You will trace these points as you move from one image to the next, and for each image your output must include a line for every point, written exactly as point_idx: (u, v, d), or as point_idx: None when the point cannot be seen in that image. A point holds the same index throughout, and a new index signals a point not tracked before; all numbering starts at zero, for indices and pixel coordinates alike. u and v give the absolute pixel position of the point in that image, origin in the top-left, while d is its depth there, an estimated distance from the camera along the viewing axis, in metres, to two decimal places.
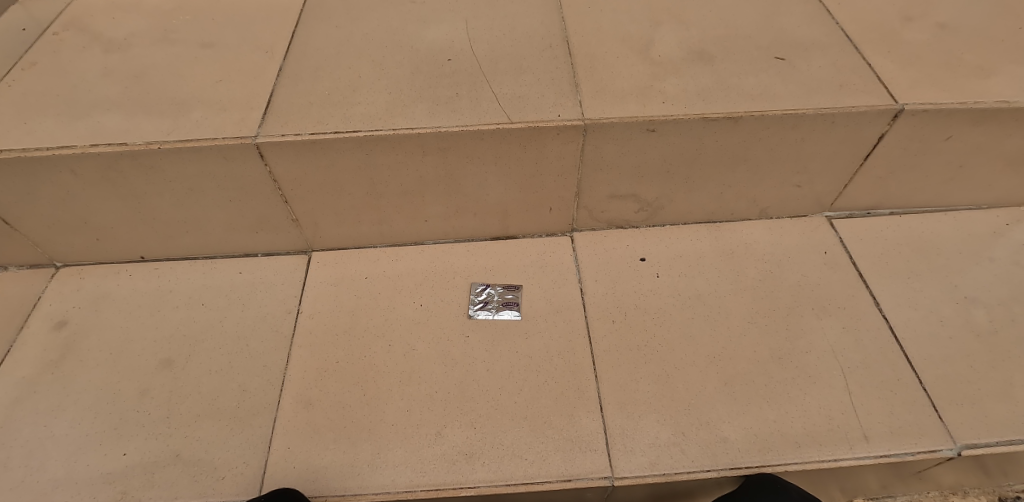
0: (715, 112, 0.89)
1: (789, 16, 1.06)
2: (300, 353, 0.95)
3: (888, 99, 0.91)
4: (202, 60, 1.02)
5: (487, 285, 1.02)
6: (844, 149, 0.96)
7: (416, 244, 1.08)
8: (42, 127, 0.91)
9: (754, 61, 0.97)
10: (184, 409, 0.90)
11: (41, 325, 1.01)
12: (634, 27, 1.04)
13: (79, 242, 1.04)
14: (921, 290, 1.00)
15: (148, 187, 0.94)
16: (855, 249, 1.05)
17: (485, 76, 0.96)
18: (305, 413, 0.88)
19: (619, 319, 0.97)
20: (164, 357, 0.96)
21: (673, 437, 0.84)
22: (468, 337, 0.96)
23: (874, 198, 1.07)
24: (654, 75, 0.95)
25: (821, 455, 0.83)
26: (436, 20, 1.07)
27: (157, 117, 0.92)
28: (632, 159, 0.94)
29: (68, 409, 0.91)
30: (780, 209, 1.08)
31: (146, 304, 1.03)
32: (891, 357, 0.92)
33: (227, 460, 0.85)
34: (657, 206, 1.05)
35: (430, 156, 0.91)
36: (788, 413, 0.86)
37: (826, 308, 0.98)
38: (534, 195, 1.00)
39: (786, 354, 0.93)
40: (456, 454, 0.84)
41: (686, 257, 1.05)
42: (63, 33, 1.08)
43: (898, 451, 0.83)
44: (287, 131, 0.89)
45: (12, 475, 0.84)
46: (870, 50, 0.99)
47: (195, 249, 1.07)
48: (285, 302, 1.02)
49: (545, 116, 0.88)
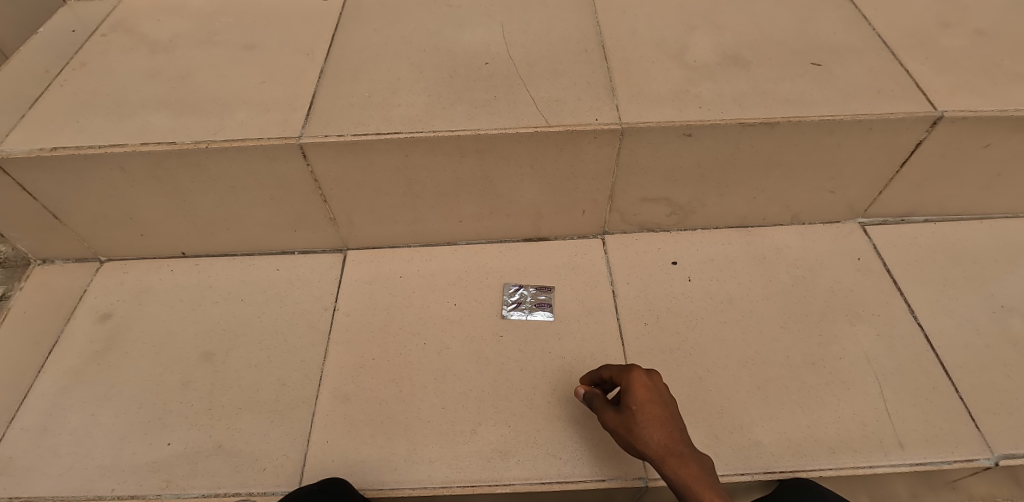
0: (752, 117, 0.89)
1: (824, 22, 1.06)
2: (337, 349, 0.97)
3: (926, 106, 0.90)
4: (244, 61, 1.05)
5: (519, 286, 1.03)
6: (881, 155, 0.96)
7: (448, 244, 1.10)
8: (94, 125, 0.95)
9: (789, 66, 0.98)
10: (225, 401, 0.93)
11: (86, 317, 1.04)
12: (669, 32, 1.05)
13: (123, 237, 1.07)
14: (956, 298, 0.99)
15: (193, 185, 0.96)
16: (889, 257, 1.05)
17: (522, 79, 0.97)
18: (343, 408, 0.90)
19: (651, 322, 0.98)
20: (205, 350, 0.99)
21: (705, 439, 0.85)
22: (501, 337, 0.97)
23: (908, 205, 1.06)
24: (690, 80, 0.96)
25: (855, 461, 0.83)
26: (472, 23, 1.09)
27: (203, 117, 0.95)
28: (667, 163, 0.95)
29: (112, 399, 0.94)
30: (812, 215, 1.08)
31: (187, 298, 1.06)
32: (925, 365, 0.92)
33: (266, 452, 0.87)
34: (688, 210, 1.05)
35: (468, 158, 0.93)
36: (821, 418, 0.87)
37: (860, 314, 0.98)
38: (568, 197, 1.00)
39: (818, 360, 0.93)
40: (491, 451, 0.85)
41: (718, 261, 1.05)
42: (110, 34, 1.12)
43: (933, 459, 0.82)
44: (330, 131, 0.91)
45: (62, 461, 0.88)
46: (907, 56, 0.99)
47: (234, 245, 1.10)
48: (321, 299, 1.04)
49: (583, 120, 0.90)
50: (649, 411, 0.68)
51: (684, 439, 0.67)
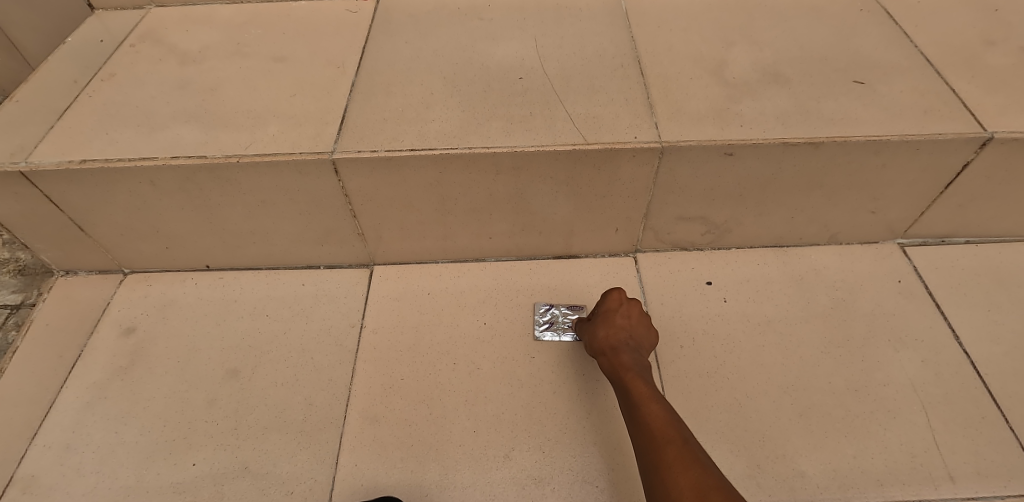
0: (796, 137, 0.87)
1: (865, 38, 1.03)
2: (365, 367, 0.95)
3: (975, 127, 0.88)
4: (275, 74, 1.04)
5: (550, 306, 1.00)
6: (926, 176, 0.93)
7: (477, 261, 1.08)
8: (124, 137, 0.94)
9: (831, 84, 0.95)
10: (251, 420, 0.91)
11: (110, 331, 1.03)
12: (706, 47, 1.03)
13: (149, 250, 1.06)
14: (1003, 324, 0.96)
15: (222, 199, 0.95)
16: (930, 279, 1.02)
17: (557, 95, 0.96)
18: (372, 430, 0.88)
19: (687, 344, 0.95)
20: (230, 367, 0.97)
21: (746, 469, 0.82)
22: (533, 358, 0.95)
23: (951, 226, 1.04)
24: (730, 97, 0.94)
25: (904, 494, 0.80)
26: (504, 37, 1.07)
27: (234, 131, 0.94)
28: (705, 183, 0.93)
29: (137, 416, 0.92)
30: (850, 235, 1.05)
31: (212, 312, 1.04)
32: (974, 393, 0.89)
33: (294, 474, 0.85)
34: (724, 229, 1.03)
35: (502, 175, 0.91)
36: (867, 449, 0.84)
37: (903, 340, 0.95)
38: (603, 215, 0.98)
39: (862, 386, 0.90)
40: (525, 478, 0.82)
41: (754, 281, 1.03)
42: (139, 45, 1.11)
43: (985, 494, 0.79)
44: (363, 147, 0.89)
45: (85, 480, 0.86)
46: (952, 75, 0.96)
47: (260, 259, 1.08)
48: (348, 316, 1.02)
49: (621, 138, 0.88)
50: (609, 315, 0.88)
51: (629, 342, 0.84)
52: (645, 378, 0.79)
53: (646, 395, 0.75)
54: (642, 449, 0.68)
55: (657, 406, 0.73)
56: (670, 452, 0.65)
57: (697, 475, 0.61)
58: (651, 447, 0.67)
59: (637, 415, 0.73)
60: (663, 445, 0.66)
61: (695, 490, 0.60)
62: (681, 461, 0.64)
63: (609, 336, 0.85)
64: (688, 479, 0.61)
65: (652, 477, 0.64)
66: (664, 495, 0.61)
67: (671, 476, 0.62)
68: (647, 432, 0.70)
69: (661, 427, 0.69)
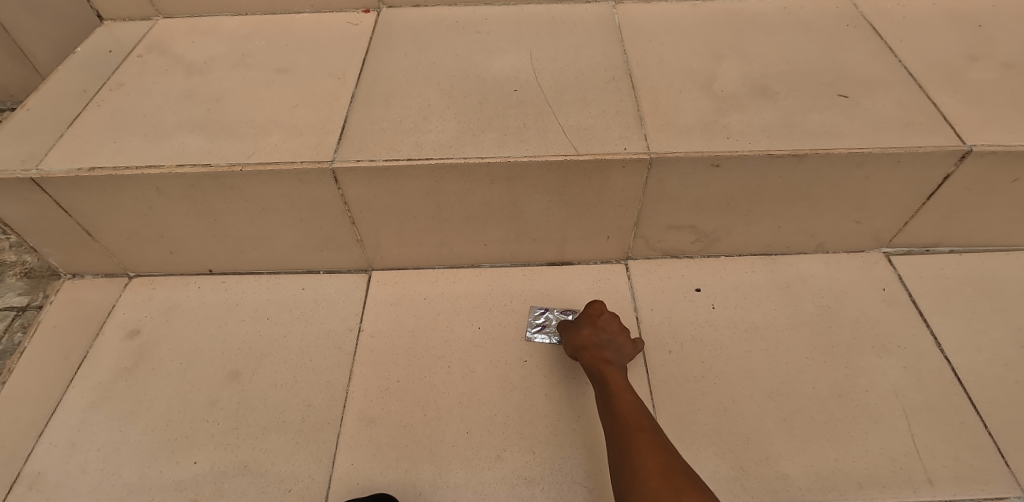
0: (780, 149, 0.90)
1: (851, 53, 1.06)
2: (362, 370, 0.98)
3: (955, 140, 0.91)
4: (278, 85, 1.07)
5: (544, 309, 1.03)
6: (909, 187, 0.96)
7: (472, 266, 1.11)
8: (131, 146, 0.97)
9: (817, 98, 0.98)
10: (251, 420, 0.93)
11: (115, 333, 1.06)
12: (697, 61, 1.06)
13: (153, 254, 1.09)
14: (984, 331, 0.98)
15: (225, 206, 0.98)
16: (915, 288, 1.04)
17: (551, 107, 0.99)
18: (368, 431, 0.91)
19: (676, 349, 0.97)
20: (231, 369, 1.00)
21: (731, 471, 0.85)
22: (525, 362, 0.97)
23: (935, 236, 1.06)
24: (718, 110, 0.97)
25: (884, 497, 0.82)
26: (501, 50, 1.10)
27: (237, 140, 0.97)
28: (693, 193, 0.96)
29: (140, 416, 0.95)
30: (837, 244, 1.08)
31: (214, 315, 1.07)
32: (954, 399, 0.91)
33: (292, 473, 0.87)
34: (713, 237, 1.05)
35: (496, 185, 0.94)
36: (849, 452, 0.86)
37: (887, 347, 0.97)
38: (594, 223, 1.01)
39: (845, 392, 0.92)
40: (515, 478, 0.85)
41: (742, 289, 1.05)
42: (146, 55, 1.14)
43: (963, 497, 0.82)
44: (362, 156, 0.92)
45: (90, 478, 0.89)
46: (935, 89, 0.99)
47: (261, 264, 1.11)
48: (347, 320, 1.05)
49: (611, 149, 0.90)
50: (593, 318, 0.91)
51: (609, 343, 0.88)
52: (621, 371, 0.85)
53: (622, 386, 0.81)
54: (615, 434, 0.74)
55: (631, 397, 0.79)
56: (641, 439, 0.71)
57: (664, 460, 0.67)
58: (624, 433, 0.73)
59: (612, 403, 0.79)
60: (636, 432, 0.72)
61: (661, 472, 0.66)
62: (650, 447, 0.69)
63: (591, 336, 0.89)
64: (656, 462, 0.67)
65: (622, 459, 0.70)
66: (631, 474, 0.67)
67: (639, 458, 0.68)
68: (620, 418, 0.75)
69: (634, 417, 0.75)
